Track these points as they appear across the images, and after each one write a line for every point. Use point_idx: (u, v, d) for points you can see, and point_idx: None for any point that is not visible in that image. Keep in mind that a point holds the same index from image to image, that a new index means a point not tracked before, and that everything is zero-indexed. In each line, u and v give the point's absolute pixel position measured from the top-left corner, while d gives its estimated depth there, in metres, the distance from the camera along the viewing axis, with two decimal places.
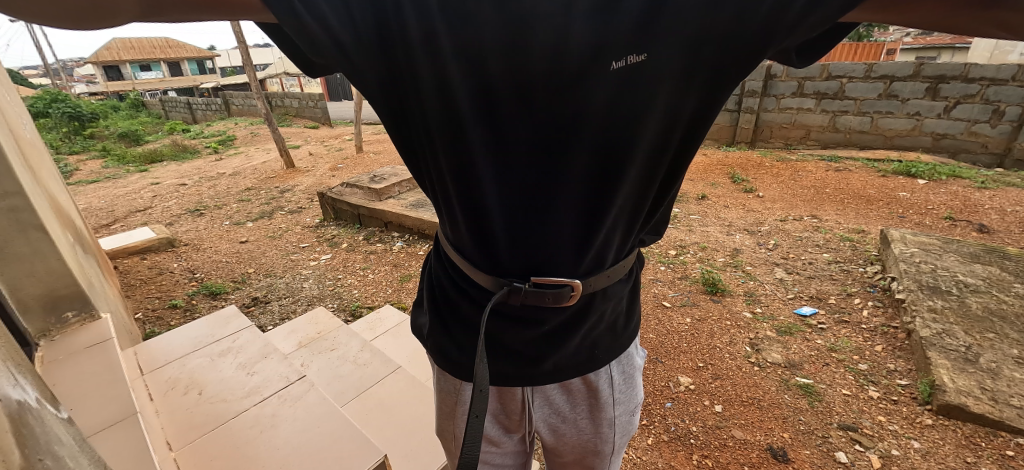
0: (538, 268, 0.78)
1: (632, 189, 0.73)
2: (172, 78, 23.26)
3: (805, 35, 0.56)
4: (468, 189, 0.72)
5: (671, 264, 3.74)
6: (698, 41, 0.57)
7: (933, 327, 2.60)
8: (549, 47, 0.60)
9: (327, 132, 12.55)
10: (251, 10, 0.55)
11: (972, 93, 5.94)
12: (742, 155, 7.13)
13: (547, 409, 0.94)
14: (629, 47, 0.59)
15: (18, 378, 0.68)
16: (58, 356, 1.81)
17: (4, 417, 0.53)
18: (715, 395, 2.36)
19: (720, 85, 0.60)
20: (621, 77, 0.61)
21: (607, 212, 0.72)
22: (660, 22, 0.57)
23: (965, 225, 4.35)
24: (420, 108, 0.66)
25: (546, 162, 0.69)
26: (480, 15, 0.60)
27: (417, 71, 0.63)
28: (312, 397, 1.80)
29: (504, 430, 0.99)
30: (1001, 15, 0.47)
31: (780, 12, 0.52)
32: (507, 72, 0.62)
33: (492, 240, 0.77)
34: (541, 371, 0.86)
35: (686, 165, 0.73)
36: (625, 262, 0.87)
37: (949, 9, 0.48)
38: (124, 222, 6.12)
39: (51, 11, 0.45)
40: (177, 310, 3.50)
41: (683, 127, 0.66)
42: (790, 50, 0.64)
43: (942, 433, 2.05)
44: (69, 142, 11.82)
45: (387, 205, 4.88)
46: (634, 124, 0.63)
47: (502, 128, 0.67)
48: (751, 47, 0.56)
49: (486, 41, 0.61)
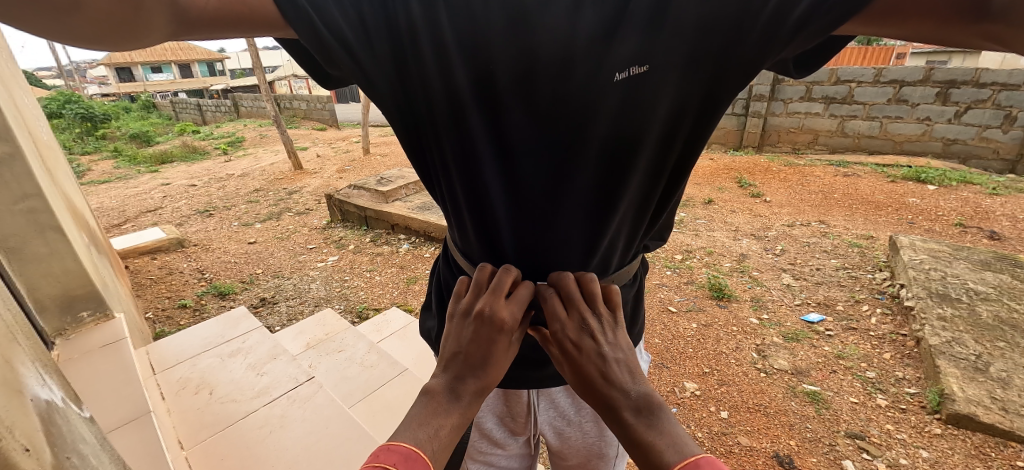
0: (544, 272, 0.81)
1: (634, 195, 0.74)
2: (182, 81, 23.75)
3: (800, 47, 0.57)
4: (475, 192, 0.73)
5: (677, 269, 3.74)
6: (699, 51, 0.59)
7: (942, 335, 2.58)
8: (554, 55, 0.61)
9: (335, 133, 12.66)
10: (272, 27, 0.56)
11: (983, 99, 5.90)
12: (749, 159, 7.09)
13: (552, 411, 0.96)
14: (632, 55, 0.60)
15: (46, 377, 0.71)
16: (74, 354, 1.86)
17: (35, 416, 0.55)
18: (721, 402, 2.35)
19: (722, 93, 0.61)
20: (624, 86, 0.62)
21: (610, 216, 0.73)
22: (664, 33, 0.58)
23: (975, 232, 4.31)
24: (429, 110, 0.66)
25: (551, 169, 0.70)
26: (487, 20, 0.61)
27: (425, 72, 0.63)
28: (322, 397, 1.83)
29: (510, 433, 1.00)
30: (992, 30, 0.45)
31: (778, 24, 0.53)
32: (514, 77, 0.63)
33: (500, 247, 0.79)
34: (548, 373, 0.88)
35: (688, 172, 0.74)
36: (630, 266, 0.89)
37: (937, 23, 0.48)
38: (135, 222, 6.23)
39: (83, 35, 0.46)
40: (187, 310, 3.56)
41: (683, 137, 0.68)
42: (786, 62, 0.65)
43: (951, 442, 2.02)
44: (81, 143, 11.98)
45: (394, 208, 4.92)
46: (637, 132, 0.65)
47: (509, 135, 0.68)
48: (746, 63, 0.58)
49: (495, 49, 0.62)
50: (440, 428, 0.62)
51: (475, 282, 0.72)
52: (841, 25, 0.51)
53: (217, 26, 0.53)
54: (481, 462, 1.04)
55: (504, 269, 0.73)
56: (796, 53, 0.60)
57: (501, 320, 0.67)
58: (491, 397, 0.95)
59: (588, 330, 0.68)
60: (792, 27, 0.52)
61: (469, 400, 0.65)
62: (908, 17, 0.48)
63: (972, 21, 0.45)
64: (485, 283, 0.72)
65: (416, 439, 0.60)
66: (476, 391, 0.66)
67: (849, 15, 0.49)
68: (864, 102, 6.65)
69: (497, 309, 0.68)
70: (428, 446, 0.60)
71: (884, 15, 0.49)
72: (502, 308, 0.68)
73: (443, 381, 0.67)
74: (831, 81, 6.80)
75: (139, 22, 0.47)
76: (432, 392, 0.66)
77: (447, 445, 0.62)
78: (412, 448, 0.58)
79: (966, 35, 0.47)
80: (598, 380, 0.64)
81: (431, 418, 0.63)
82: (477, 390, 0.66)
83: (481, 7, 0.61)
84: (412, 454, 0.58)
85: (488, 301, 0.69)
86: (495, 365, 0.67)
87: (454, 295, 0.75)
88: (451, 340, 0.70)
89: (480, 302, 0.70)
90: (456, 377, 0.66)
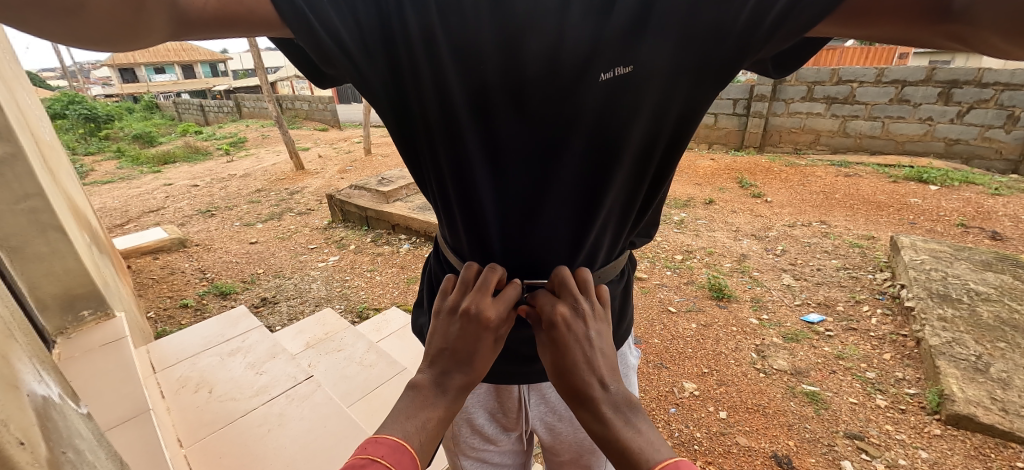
0: (531, 268, 0.81)
1: (621, 193, 0.75)
2: (185, 81, 23.85)
3: (779, 47, 0.57)
4: (466, 194, 0.74)
5: (677, 268, 3.74)
6: (682, 50, 0.59)
7: (942, 335, 2.57)
8: (542, 55, 0.62)
9: (337, 134, 12.70)
10: (269, 27, 0.56)
11: (986, 98, 5.89)
12: (750, 159, 7.08)
13: (542, 406, 0.96)
14: (618, 56, 0.60)
15: (43, 373, 0.72)
16: (75, 352, 1.87)
17: (31, 411, 0.56)
18: (720, 402, 2.35)
19: (705, 93, 0.62)
20: (609, 86, 0.62)
21: (598, 214, 0.74)
22: (649, 34, 0.58)
23: (978, 232, 4.29)
24: (422, 113, 0.67)
25: (539, 167, 0.71)
26: (477, 21, 0.61)
27: (418, 76, 0.63)
28: (320, 396, 1.84)
29: (501, 428, 1.00)
30: (957, 30, 0.45)
31: (758, 24, 0.53)
32: (504, 77, 0.64)
33: (489, 245, 0.79)
34: (536, 369, 0.88)
35: (674, 170, 0.75)
36: (617, 262, 0.89)
37: (905, 23, 0.48)
38: (137, 222, 6.26)
39: (83, 36, 0.47)
40: (188, 310, 3.57)
41: (668, 138, 0.68)
42: (765, 61, 0.66)
43: (951, 443, 2.02)
44: (84, 144, 12.05)
45: (394, 207, 4.93)
46: (623, 132, 0.65)
47: (499, 136, 0.69)
48: (727, 64, 0.58)
49: (483, 49, 0.62)
50: (428, 420, 0.63)
51: (463, 280, 0.72)
52: (814, 25, 0.50)
53: (215, 26, 0.53)
54: (474, 458, 1.03)
55: (491, 267, 0.73)
56: (774, 52, 0.60)
57: (487, 318, 0.67)
58: (483, 392, 0.96)
59: (581, 315, 0.69)
60: (769, 26, 0.52)
61: (454, 394, 0.66)
62: (876, 17, 0.48)
63: (937, 22, 0.45)
64: (473, 280, 0.72)
65: (404, 432, 0.61)
66: (461, 386, 0.67)
67: (826, 12, 0.48)
68: (866, 102, 6.63)
69: (483, 307, 0.67)
70: (415, 438, 0.61)
71: (855, 14, 0.49)
72: (487, 306, 0.68)
73: (429, 375, 0.68)
74: (833, 81, 6.78)
75: (139, 23, 0.47)
76: (419, 386, 0.67)
77: (433, 437, 0.63)
78: (399, 440, 0.60)
79: (932, 35, 0.47)
80: (582, 368, 0.66)
81: (420, 410, 0.64)
82: (463, 385, 0.67)
83: (473, 10, 0.61)
84: (398, 446, 0.59)
85: (474, 299, 0.68)
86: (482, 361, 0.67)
87: (442, 291, 0.75)
88: (437, 337, 0.70)
89: (466, 299, 0.70)
90: (442, 372, 0.68)
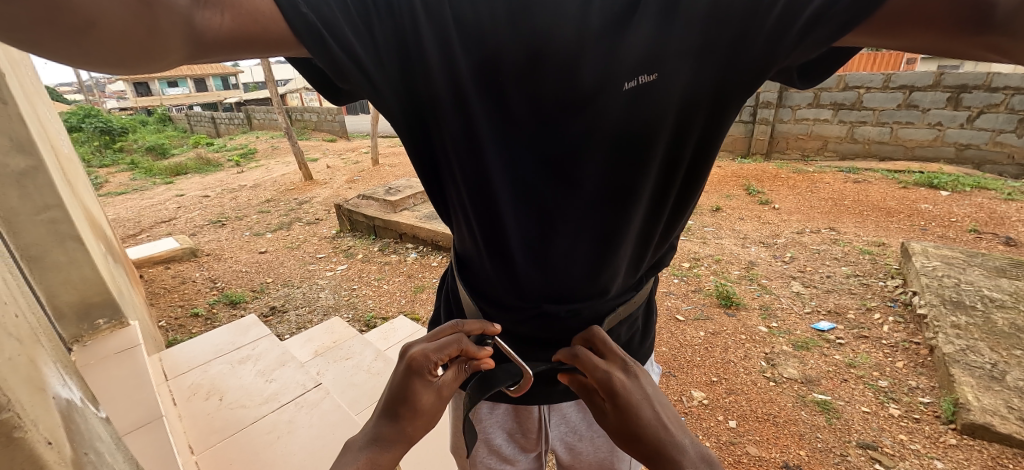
0: (557, 288, 0.84)
1: (647, 201, 0.76)
2: (197, 94, 24.52)
3: (806, 55, 0.57)
4: (478, 184, 0.73)
5: (684, 276, 3.72)
6: (704, 52, 0.60)
7: (956, 343, 2.53)
8: (564, 57, 0.64)
9: (345, 144, 12.88)
10: (284, 46, 0.56)
11: (996, 103, 5.82)
12: (757, 166, 7.06)
13: (563, 426, 1.00)
14: (639, 63, 0.62)
15: (66, 378, 0.74)
16: (89, 360, 1.90)
17: (56, 412, 0.59)
18: (729, 410, 2.33)
19: (730, 95, 0.62)
20: (630, 94, 0.64)
21: (620, 220, 0.76)
22: (672, 35, 0.60)
23: (990, 238, 4.23)
24: (429, 99, 0.66)
25: (560, 176, 0.73)
26: (494, 23, 0.63)
27: (429, 65, 0.62)
28: (328, 404, 1.86)
29: (520, 449, 1.02)
30: (998, 40, 0.44)
31: (784, 30, 0.54)
32: (522, 80, 0.66)
33: (510, 260, 0.81)
34: (556, 389, 0.93)
35: (699, 180, 0.76)
36: (641, 286, 0.94)
37: (942, 33, 0.46)
38: (150, 233, 6.36)
39: (96, 59, 0.47)
40: (199, 319, 3.62)
41: (694, 142, 0.69)
42: (791, 70, 0.67)
43: (967, 453, 1.98)
44: (100, 155, 12.40)
45: (402, 217, 4.98)
46: (644, 135, 0.67)
47: (513, 122, 0.70)
48: (753, 70, 0.59)
49: (504, 54, 0.64)
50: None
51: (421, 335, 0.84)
52: (847, 33, 0.50)
53: (231, 47, 0.53)
54: None
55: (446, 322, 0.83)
56: (802, 60, 0.60)
57: (413, 358, 0.75)
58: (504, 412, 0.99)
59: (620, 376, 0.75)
60: (798, 31, 0.53)
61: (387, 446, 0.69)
62: (909, 26, 0.47)
63: (973, 31, 0.44)
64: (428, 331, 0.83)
65: None
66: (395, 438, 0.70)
67: (850, 25, 0.48)
68: (873, 108, 6.60)
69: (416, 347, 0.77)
70: None
71: (889, 27, 0.48)
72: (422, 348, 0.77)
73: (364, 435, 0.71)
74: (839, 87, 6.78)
75: (153, 41, 0.47)
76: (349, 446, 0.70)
77: None
78: None
79: (970, 45, 0.46)
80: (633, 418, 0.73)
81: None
82: (394, 436, 0.70)
83: (488, 12, 0.62)
84: None
85: (417, 341, 0.79)
86: (408, 403, 0.72)
87: None
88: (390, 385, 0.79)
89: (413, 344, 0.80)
90: (375, 428, 0.71)
